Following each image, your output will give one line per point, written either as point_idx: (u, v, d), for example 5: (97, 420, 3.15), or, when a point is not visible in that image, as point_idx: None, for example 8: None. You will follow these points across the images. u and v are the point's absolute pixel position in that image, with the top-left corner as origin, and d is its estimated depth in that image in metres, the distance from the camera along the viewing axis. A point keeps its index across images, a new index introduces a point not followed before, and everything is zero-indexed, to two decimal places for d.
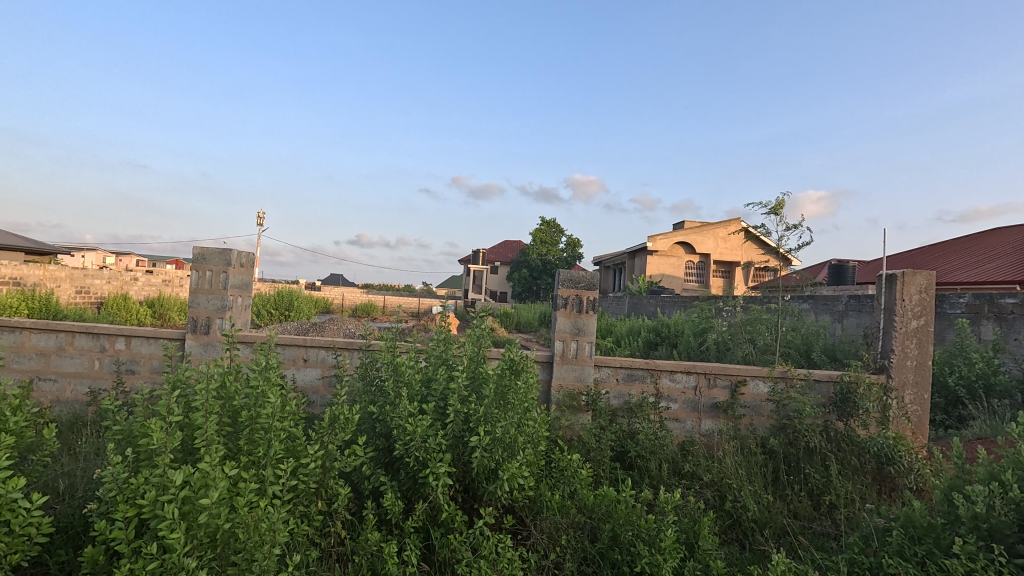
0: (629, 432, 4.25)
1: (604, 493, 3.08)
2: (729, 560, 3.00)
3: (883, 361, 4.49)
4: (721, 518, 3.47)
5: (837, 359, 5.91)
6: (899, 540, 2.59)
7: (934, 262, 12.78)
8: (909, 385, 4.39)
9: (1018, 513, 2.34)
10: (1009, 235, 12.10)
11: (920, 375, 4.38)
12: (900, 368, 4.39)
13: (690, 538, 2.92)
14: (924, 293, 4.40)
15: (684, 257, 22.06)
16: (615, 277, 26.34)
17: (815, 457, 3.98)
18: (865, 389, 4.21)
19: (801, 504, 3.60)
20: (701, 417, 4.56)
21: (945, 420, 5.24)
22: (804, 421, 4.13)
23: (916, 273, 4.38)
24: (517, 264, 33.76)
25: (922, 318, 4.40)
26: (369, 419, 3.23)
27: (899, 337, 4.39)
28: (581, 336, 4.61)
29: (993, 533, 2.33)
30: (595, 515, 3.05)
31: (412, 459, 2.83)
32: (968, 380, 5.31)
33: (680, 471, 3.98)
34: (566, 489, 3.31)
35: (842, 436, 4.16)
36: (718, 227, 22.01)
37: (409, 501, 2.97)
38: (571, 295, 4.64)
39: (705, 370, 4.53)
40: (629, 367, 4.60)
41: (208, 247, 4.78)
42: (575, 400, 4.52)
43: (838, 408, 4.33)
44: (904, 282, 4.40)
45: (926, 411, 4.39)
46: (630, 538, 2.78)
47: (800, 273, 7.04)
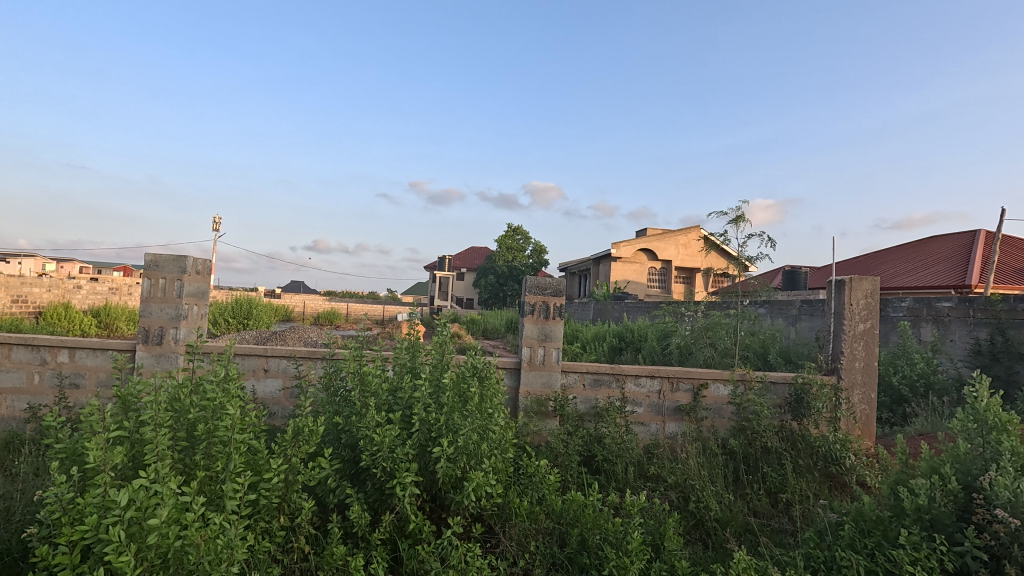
0: (596, 437, 4.29)
1: (572, 498, 3.09)
2: (693, 559, 3.07)
3: (834, 363, 4.72)
4: (685, 518, 3.56)
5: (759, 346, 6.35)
6: (850, 533, 2.71)
7: (877, 267, 13.54)
8: (857, 386, 4.62)
9: (956, 504, 2.49)
10: (943, 242, 13.02)
11: (867, 375, 4.62)
12: (849, 369, 4.62)
13: (655, 540, 2.97)
14: (869, 297, 4.64)
15: (647, 263, 22.60)
16: (581, 284, 26.70)
17: (771, 456, 4.15)
18: (818, 390, 4.41)
19: (760, 502, 3.74)
20: (665, 421, 4.67)
21: (891, 417, 5.54)
22: (762, 421, 4.29)
23: (863, 278, 4.63)
24: (483, 270, 33.67)
25: (868, 322, 4.64)
26: (334, 430, 3.16)
27: (847, 340, 4.62)
28: (549, 342, 4.64)
29: (934, 523, 2.48)
30: (564, 521, 3.06)
31: (378, 470, 2.79)
32: (911, 379, 5.66)
33: (645, 474, 4.06)
34: (535, 495, 3.32)
35: (795, 435, 4.34)
36: (680, 234, 22.64)
37: (375, 513, 2.92)
38: (538, 302, 4.67)
39: (668, 374, 4.64)
40: (595, 372, 4.66)
41: (161, 254, 4.58)
42: (542, 406, 4.56)
43: (793, 408, 4.52)
44: (852, 287, 4.64)
45: (873, 410, 4.62)
46: (597, 542, 2.80)
47: (757, 279, 7.33)
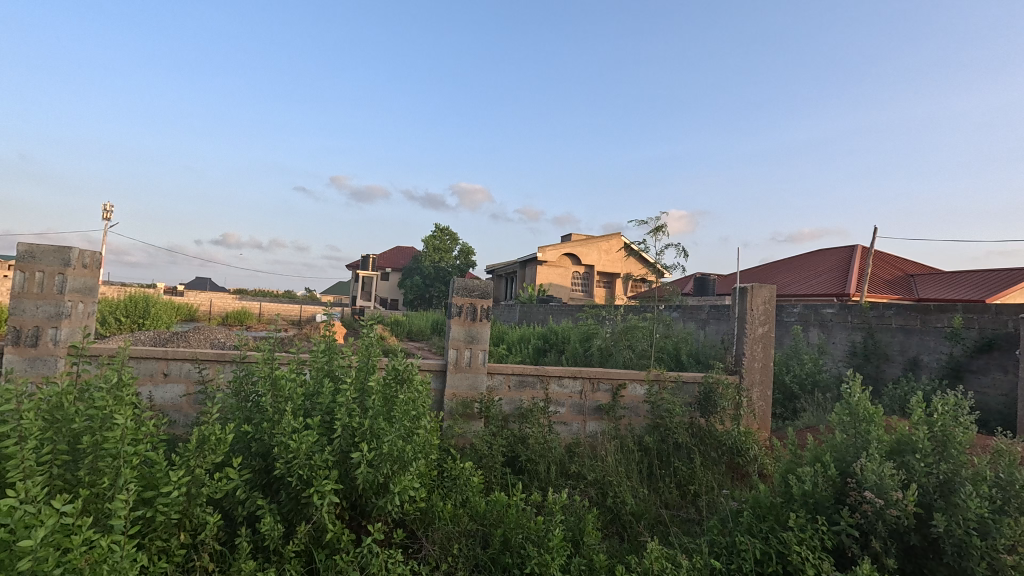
0: (520, 438, 4.35)
1: (496, 499, 3.12)
2: (610, 552, 3.20)
3: (737, 363, 5.13)
4: (603, 513, 3.71)
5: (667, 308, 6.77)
6: (749, 519, 2.96)
7: (774, 276, 14.92)
8: (756, 384, 5.05)
9: (835, 488, 2.79)
10: (828, 255, 14.63)
11: (764, 374, 5.07)
12: (749, 369, 5.05)
13: (575, 535, 3.06)
14: (767, 303, 5.11)
15: (571, 268, 23.29)
16: (508, 286, 26.98)
17: (681, 451, 4.43)
18: (723, 389, 4.78)
19: (671, 495, 3.98)
20: (586, 420, 4.83)
21: (784, 412, 6.12)
22: (674, 419, 4.57)
23: (762, 286, 5.08)
24: (409, 271, 33.01)
25: (766, 326, 5.10)
26: (245, 438, 2.96)
27: (748, 342, 5.05)
28: (475, 344, 4.64)
29: (818, 506, 2.77)
30: (487, 522, 3.08)
31: (294, 478, 2.65)
32: (800, 378, 6.29)
33: (566, 472, 4.18)
34: (459, 498, 3.30)
35: (703, 431, 4.66)
36: (602, 241, 23.58)
37: (289, 524, 2.77)
38: (465, 304, 4.66)
39: (590, 375, 4.81)
40: (520, 373, 4.73)
41: (39, 244, 4.05)
42: (468, 408, 4.55)
43: (701, 406, 4.85)
44: (753, 294, 5.08)
45: (769, 406, 5.08)
46: (520, 541, 2.84)
47: (672, 285, 7.80)
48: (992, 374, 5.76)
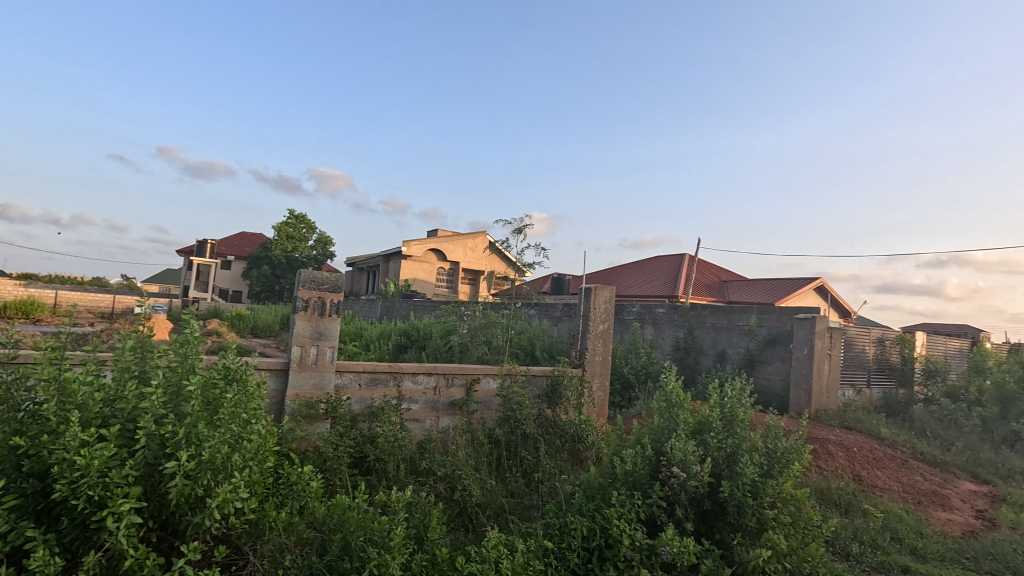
0: (369, 437, 4.22)
1: (337, 503, 2.97)
2: (453, 544, 3.26)
3: (580, 358, 5.56)
4: (450, 507, 3.76)
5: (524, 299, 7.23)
6: (579, 500, 3.23)
7: (620, 278, 16.54)
8: (596, 376, 5.55)
9: (650, 466, 3.18)
10: (663, 261, 16.65)
11: (603, 366, 5.60)
12: (591, 362, 5.52)
13: (419, 532, 3.06)
14: (607, 303, 5.64)
15: (436, 263, 23.18)
16: (370, 280, 25.92)
17: (528, 441, 4.68)
18: (568, 381, 5.15)
19: (516, 483, 4.19)
20: (439, 416, 4.84)
21: (620, 401, 6.82)
22: (523, 411, 4.81)
23: (604, 287, 5.60)
24: (257, 260, 29.92)
25: (606, 323, 5.63)
26: (12, 457, 2.41)
27: (591, 338, 5.52)
28: (323, 340, 4.37)
29: (636, 483, 3.13)
30: (326, 528, 2.92)
31: (80, 501, 2.24)
32: (636, 370, 7.07)
33: (415, 469, 4.15)
34: (295, 505, 3.09)
35: (548, 422, 4.97)
36: (468, 238, 23.87)
37: (72, 556, 2.34)
38: (312, 298, 4.38)
39: (444, 370, 4.84)
40: (372, 371, 4.57)
41: None
42: (312, 409, 4.26)
43: (548, 398, 5.16)
44: (596, 294, 5.58)
45: (606, 396, 5.62)
46: (360, 544, 2.75)
47: (529, 283, 8.19)
48: (772, 364, 7.90)
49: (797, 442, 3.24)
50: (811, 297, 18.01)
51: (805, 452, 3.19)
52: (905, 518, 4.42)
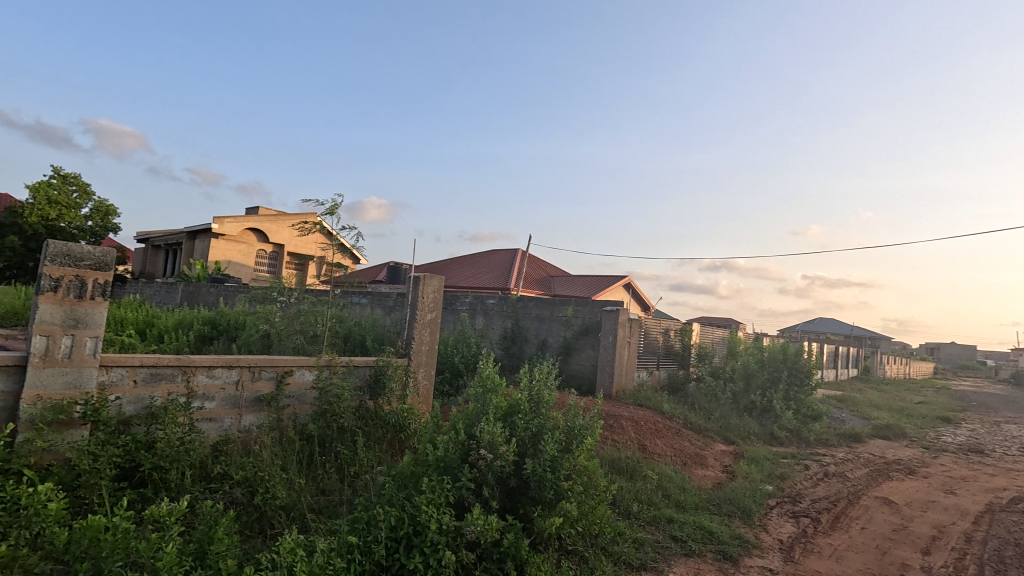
0: (146, 442, 3.55)
1: (88, 522, 2.43)
2: (245, 554, 2.95)
3: (407, 348, 5.48)
4: (247, 514, 3.40)
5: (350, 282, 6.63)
6: (390, 490, 3.18)
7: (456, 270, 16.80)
8: (422, 365, 5.54)
9: (462, 451, 3.29)
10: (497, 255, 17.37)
11: (430, 356, 5.61)
12: (417, 351, 5.48)
13: (202, 545, 2.70)
14: (436, 293, 5.68)
15: (257, 245, 20.75)
16: (169, 260, 22.10)
17: (345, 435, 4.45)
18: (393, 370, 5.02)
19: (328, 480, 3.98)
20: (242, 413, 4.30)
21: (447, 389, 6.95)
22: (341, 404, 4.54)
23: (433, 277, 5.62)
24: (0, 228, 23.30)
25: (434, 312, 5.66)
26: None
27: (418, 327, 5.47)
28: (81, 329, 3.55)
29: (447, 467, 3.22)
30: (72, 558, 2.34)
31: None
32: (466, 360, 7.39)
33: (207, 475, 3.67)
34: (26, 535, 2.45)
35: (370, 413, 4.77)
36: (295, 219, 21.86)
37: None
38: (66, 276, 3.51)
39: (249, 363, 4.34)
40: (154, 364, 3.87)
41: None
42: (64, 414, 3.41)
43: (371, 388, 4.97)
44: (424, 283, 5.55)
45: (431, 384, 5.67)
46: (117, 570, 2.31)
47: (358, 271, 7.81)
48: (584, 351, 8.82)
49: (593, 419, 3.63)
50: (620, 292, 20.57)
51: (598, 427, 3.59)
52: (674, 476, 5.34)
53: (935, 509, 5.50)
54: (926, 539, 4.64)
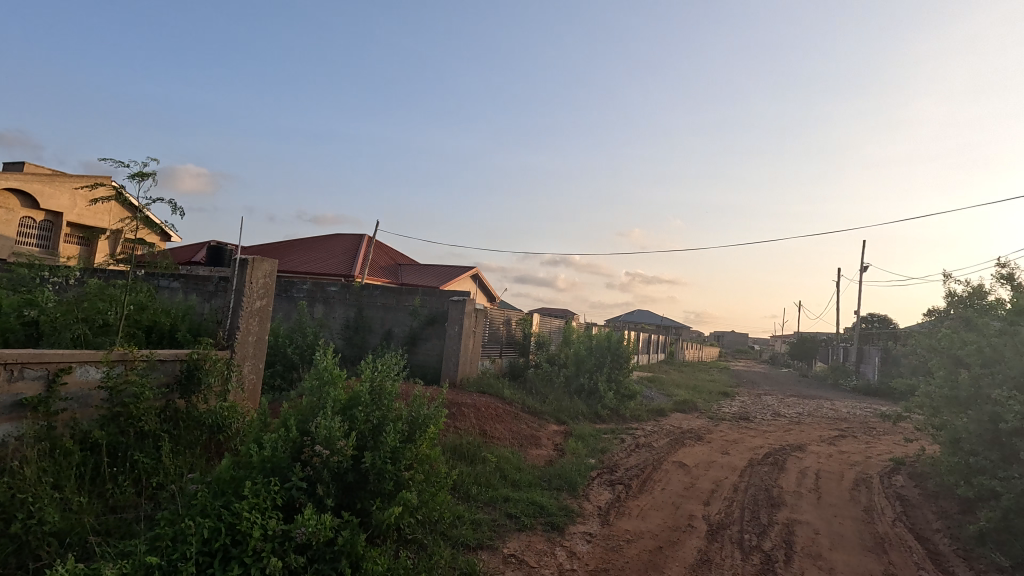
0: None
1: None
2: None
3: (229, 339, 4.85)
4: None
5: (160, 264, 5.61)
6: (203, 499, 2.82)
7: None
8: (248, 358, 4.99)
9: (293, 449, 3.07)
10: None
11: (258, 348, 5.09)
12: (242, 343, 4.91)
13: None
14: (267, 277, 5.16)
15: (20, 211, 16.48)
16: None
17: (146, 441, 3.80)
18: (211, 365, 4.37)
19: (120, 494, 3.44)
20: None
21: None
22: (141, 405, 3.83)
23: (264, 260, 5.09)
24: None
25: (264, 300, 5.14)
26: None
27: (244, 316, 4.91)
28: None
29: (274, 468, 2.97)
30: None
31: None
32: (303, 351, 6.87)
33: None
34: None
35: (180, 414, 4.12)
36: (81, 183, 17.87)
37: None
38: None
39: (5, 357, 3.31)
40: None
41: None
42: None
43: (182, 385, 4.25)
44: (253, 268, 5.00)
45: (259, 379, 5.14)
46: None
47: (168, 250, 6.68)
48: (431, 340, 8.81)
49: (437, 408, 3.65)
50: (467, 283, 20.96)
51: (442, 416, 3.61)
52: (511, 458, 5.66)
53: (714, 467, 6.73)
54: (707, 492, 5.65)
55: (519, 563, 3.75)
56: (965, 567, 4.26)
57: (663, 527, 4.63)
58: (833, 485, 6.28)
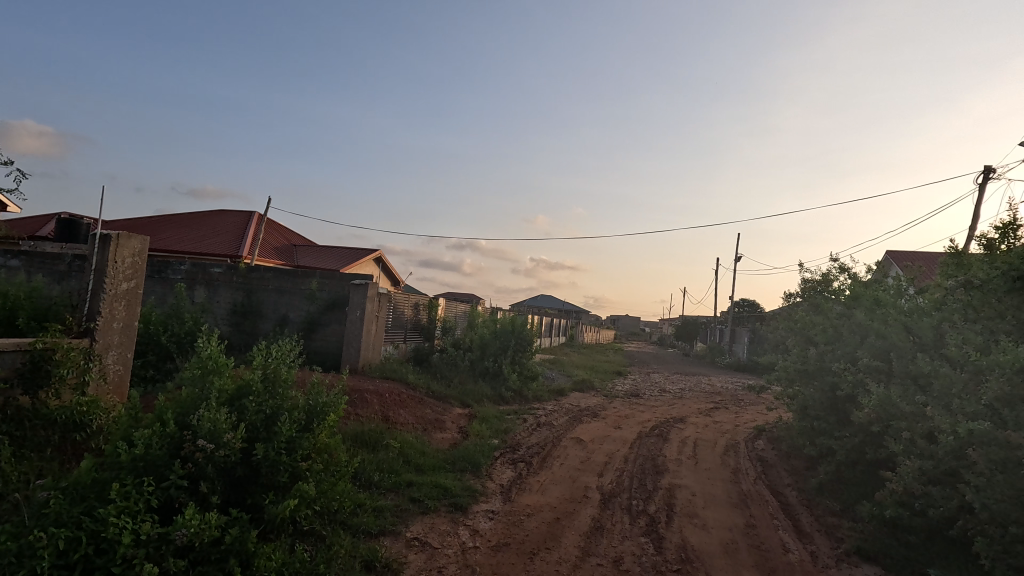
0: None
1: None
2: None
3: (87, 324, 4.25)
4: None
5: None
6: (58, 507, 2.50)
7: None
8: (113, 347, 4.42)
9: (171, 445, 2.80)
10: None
11: (125, 335, 4.52)
12: (105, 330, 4.33)
13: None
14: (136, 257, 4.57)
15: None
16: None
17: None
18: (64, 355, 3.80)
19: None
20: None
21: None
22: None
23: (131, 237, 4.50)
24: None
25: (132, 281, 4.57)
26: None
27: (107, 300, 4.33)
28: None
29: (148, 468, 2.69)
30: None
31: None
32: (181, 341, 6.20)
33: None
34: None
35: (24, 413, 3.56)
36: None
37: None
38: None
39: None
40: None
41: None
42: None
43: (26, 380, 3.64)
44: (119, 244, 4.41)
45: (127, 370, 4.58)
46: None
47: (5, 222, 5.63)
48: (330, 325, 8.40)
49: (337, 395, 3.50)
50: (370, 267, 20.17)
51: (342, 403, 3.47)
52: (415, 443, 5.61)
53: (608, 441, 7.23)
54: (601, 465, 6.06)
55: (422, 545, 3.77)
56: (807, 514, 5.01)
57: (561, 499, 4.89)
58: (708, 452, 7.04)
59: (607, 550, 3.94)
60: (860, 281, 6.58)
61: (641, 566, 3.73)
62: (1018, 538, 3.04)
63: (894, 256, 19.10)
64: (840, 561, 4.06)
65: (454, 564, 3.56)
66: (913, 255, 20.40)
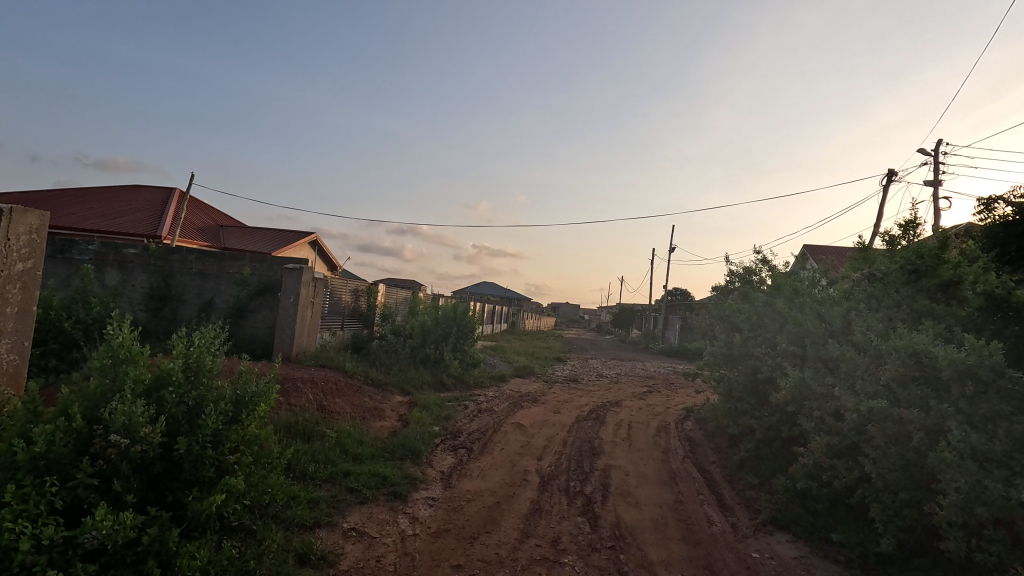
0: None
1: None
2: None
3: None
4: None
5: None
6: None
7: None
8: (7, 335, 3.96)
9: (77, 442, 2.55)
10: None
11: (21, 322, 4.06)
12: None
13: None
14: (34, 234, 4.10)
15: None
16: None
17: None
18: None
19: None
20: None
21: None
22: None
23: (27, 212, 4.03)
24: None
25: (30, 262, 4.10)
26: None
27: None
28: None
29: (50, 467, 2.44)
30: None
31: None
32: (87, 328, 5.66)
33: None
34: None
35: None
36: None
37: None
38: None
39: None
40: None
41: None
42: None
43: None
44: (12, 220, 3.93)
45: (24, 361, 4.13)
46: None
47: None
48: (261, 311, 7.98)
49: (268, 384, 3.33)
50: (304, 250, 19.30)
51: (274, 393, 3.30)
52: (352, 432, 5.46)
53: (547, 425, 7.39)
54: (540, 448, 6.19)
55: (360, 535, 3.70)
56: (730, 489, 5.37)
57: (501, 483, 4.95)
58: (641, 433, 7.36)
59: (545, 531, 4.04)
60: (781, 271, 7.06)
61: (578, 545, 3.86)
62: (905, 503, 3.42)
63: (811, 249, 20.62)
64: (757, 530, 4.40)
65: (393, 553, 3.52)
66: (826, 249, 22.12)
